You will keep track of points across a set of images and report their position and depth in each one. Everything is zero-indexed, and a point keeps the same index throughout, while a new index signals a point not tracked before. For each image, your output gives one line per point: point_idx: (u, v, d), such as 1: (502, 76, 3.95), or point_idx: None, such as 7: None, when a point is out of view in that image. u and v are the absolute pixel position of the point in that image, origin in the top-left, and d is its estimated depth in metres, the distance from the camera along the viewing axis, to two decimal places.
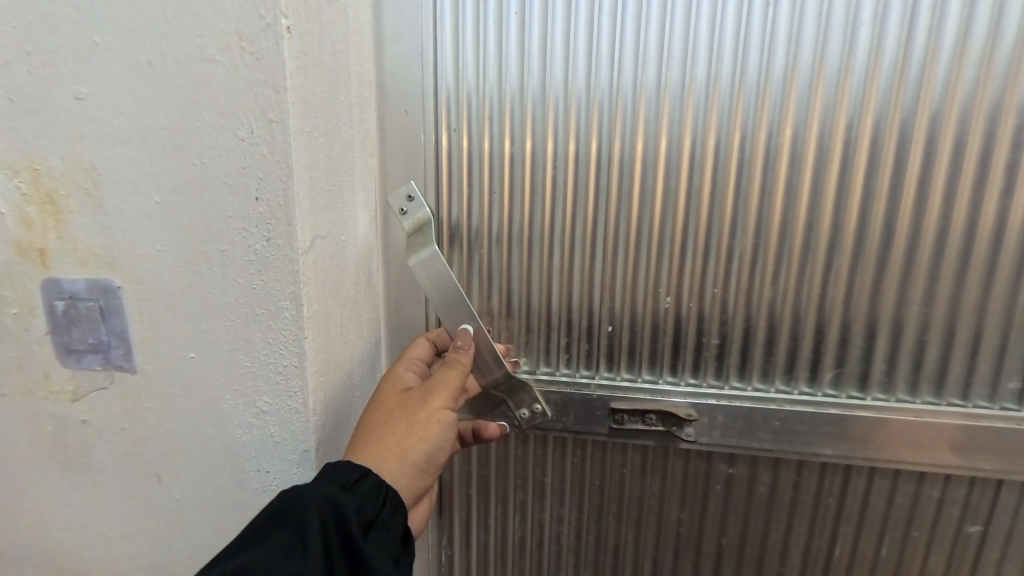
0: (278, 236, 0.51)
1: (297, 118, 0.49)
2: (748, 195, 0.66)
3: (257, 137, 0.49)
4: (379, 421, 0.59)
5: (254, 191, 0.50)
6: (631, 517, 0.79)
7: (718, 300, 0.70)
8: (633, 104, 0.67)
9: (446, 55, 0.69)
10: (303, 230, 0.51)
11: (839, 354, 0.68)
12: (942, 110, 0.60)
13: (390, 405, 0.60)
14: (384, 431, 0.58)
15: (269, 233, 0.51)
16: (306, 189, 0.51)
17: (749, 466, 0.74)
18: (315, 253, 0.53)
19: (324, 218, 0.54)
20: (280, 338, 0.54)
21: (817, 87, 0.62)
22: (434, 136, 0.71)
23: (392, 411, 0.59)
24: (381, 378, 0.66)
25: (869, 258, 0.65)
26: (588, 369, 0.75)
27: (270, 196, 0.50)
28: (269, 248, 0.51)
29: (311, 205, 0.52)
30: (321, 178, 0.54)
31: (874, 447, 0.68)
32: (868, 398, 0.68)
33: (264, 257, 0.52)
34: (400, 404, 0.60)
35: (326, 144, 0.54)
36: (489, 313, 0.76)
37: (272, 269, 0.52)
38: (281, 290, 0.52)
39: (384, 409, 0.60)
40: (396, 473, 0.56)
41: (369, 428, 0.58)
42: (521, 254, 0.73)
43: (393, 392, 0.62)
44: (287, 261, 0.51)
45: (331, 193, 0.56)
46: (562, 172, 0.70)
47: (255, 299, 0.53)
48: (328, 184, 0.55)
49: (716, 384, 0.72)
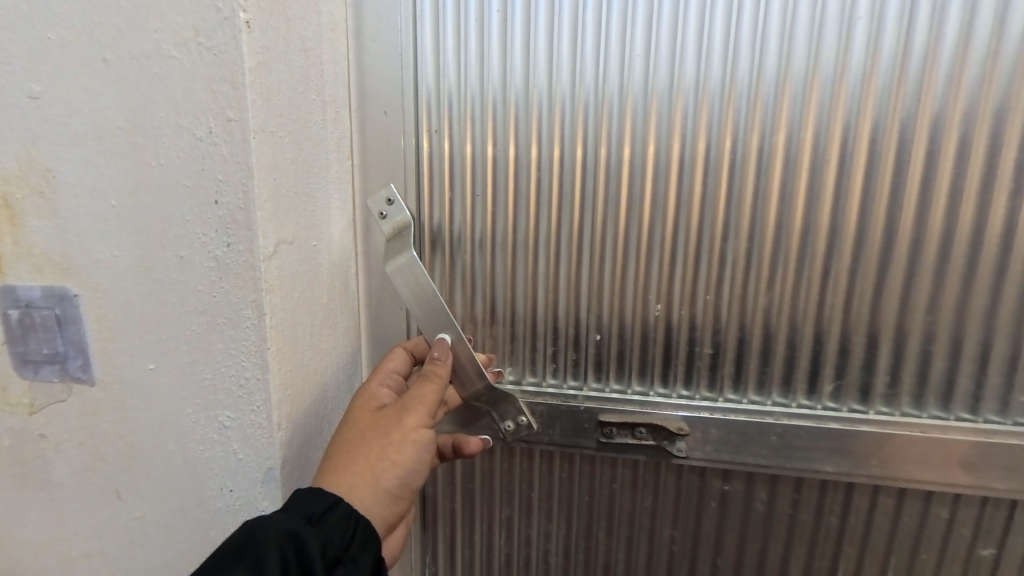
0: (239, 241, 0.48)
1: (258, 117, 0.46)
2: (741, 199, 0.63)
3: (216, 137, 0.46)
4: (351, 444, 0.55)
5: (214, 194, 0.47)
6: (621, 535, 0.75)
7: (711, 308, 0.66)
8: (620, 106, 0.64)
9: (426, 56, 0.66)
10: (264, 235, 0.48)
11: (840, 365, 0.64)
12: (945, 110, 0.57)
13: (362, 425, 0.57)
14: (356, 453, 0.54)
15: (230, 238, 0.48)
16: (269, 192, 0.48)
17: (745, 482, 0.70)
18: (279, 259, 0.50)
19: (291, 222, 0.52)
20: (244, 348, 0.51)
21: (812, 87, 0.59)
22: (415, 139, 0.68)
23: (364, 433, 0.56)
24: (355, 393, 0.62)
25: (869, 265, 0.61)
26: (576, 380, 0.72)
27: (230, 197, 0.47)
28: (229, 253, 0.49)
29: (275, 207, 0.49)
30: (287, 180, 0.51)
31: (876, 463, 0.64)
32: (870, 412, 0.64)
33: (224, 263, 0.49)
34: (372, 424, 0.57)
35: (294, 145, 0.52)
36: (473, 321, 0.73)
37: (233, 276, 0.49)
38: (243, 299, 0.49)
39: (356, 430, 0.57)
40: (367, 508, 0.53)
41: (340, 452, 0.55)
42: (505, 260, 0.70)
43: (367, 411, 0.59)
44: (249, 268, 0.49)
45: (299, 195, 0.53)
46: (547, 175, 0.67)
47: (216, 307, 0.50)
48: (296, 186, 0.52)
49: (710, 396, 0.68)
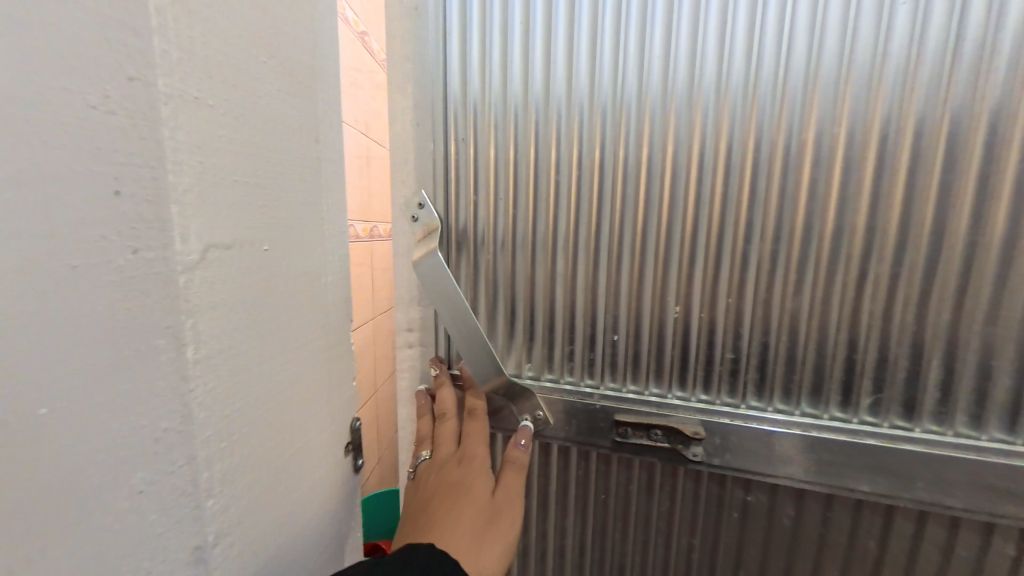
0: (150, 248, 0.35)
1: (174, 86, 0.35)
2: (766, 198, 0.61)
3: (109, 108, 0.32)
4: (485, 527, 0.60)
5: (110, 180, 0.32)
6: (637, 537, 0.75)
7: (732, 311, 0.64)
8: (638, 109, 0.65)
9: (454, 70, 0.72)
10: (190, 239, 0.37)
11: (879, 376, 0.59)
12: (1008, 97, 0.51)
13: (484, 512, 0.61)
14: (501, 530, 0.61)
15: (135, 241, 0.34)
16: (199, 185, 0.38)
17: (768, 494, 0.67)
18: (209, 270, 0.39)
19: (230, 223, 0.41)
20: (166, 392, 0.37)
21: (846, 80, 0.56)
22: (443, 147, 0.74)
23: (489, 519, 0.60)
24: (442, 488, 0.62)
25: (914, 269, 0.56)
26: (592, 378, 0.73)
27: (130, 186, 0.33)
28: (135, 262, 0.34)
29: (200, 200, 0.38)
30: (225, 167, 0.41)
31: (922, 486, 0.58)
32: (916, 430, 0.59)
33: (132, 275, 0.34)
34: (491, 509, 0.61)
35: (246, 123, 0.43)
36: (494, 318, 0.77)
37: (141, 293, 0.35)
38: (148, 324, 0.35)
39: (483, 515, 0.60)
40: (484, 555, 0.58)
41: (480, 537, 0.58)
42: (524, 260, 0.73)
43: (476, 499, 0.61)
44: (166, 283, 0.36)
45: (241, 188, 0.42)
46: (565, 178, 0.69)
47: (119, 338, 0.34)
48: (245, 175, 0.43)
49: (732, 402, 0.66)
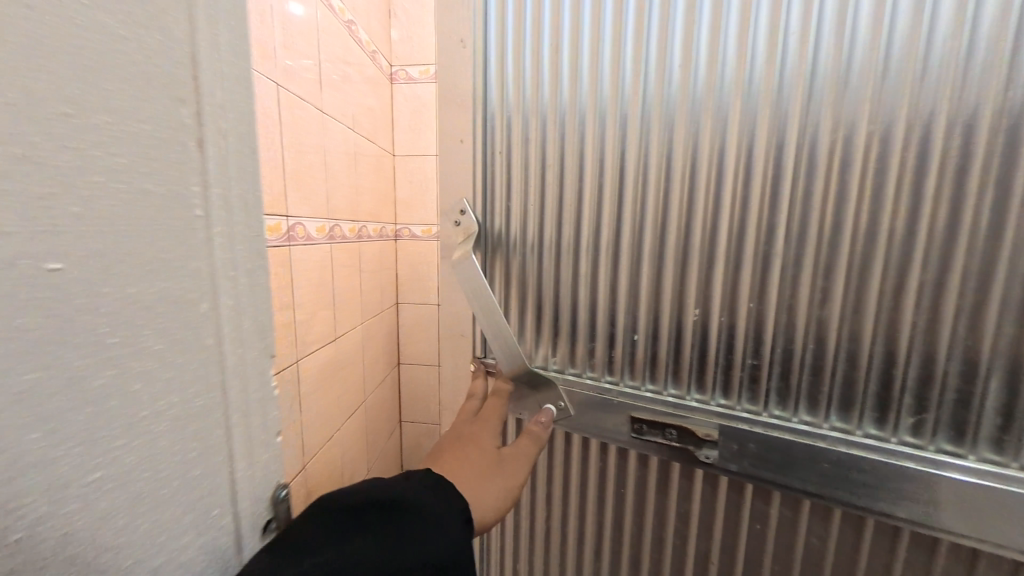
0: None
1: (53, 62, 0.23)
2: (789, 201, 0.59)
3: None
4: (481, 448, 0.64)
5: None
6: (654, 535, 0.76)
7: (753, 317, 0.63)
8: (658, 115, 0.66)
9: (489, 89, 0.79)
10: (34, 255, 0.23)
11: (922, 394, 0.54)
12: None
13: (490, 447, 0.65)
14: (504, 466, 0.64)
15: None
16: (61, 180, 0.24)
17: (793, 511, 0.65)
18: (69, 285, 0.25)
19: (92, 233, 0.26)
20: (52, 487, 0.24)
21: (878, 75, 0.53)
22: (479, 159, 0.82)
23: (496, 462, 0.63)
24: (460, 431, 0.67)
25: (965, 277, 0.51)
26: (611, 375, 0.76)
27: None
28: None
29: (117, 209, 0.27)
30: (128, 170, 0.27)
31: (976, 522, 0.52)
32: (969, 456, 0.53)
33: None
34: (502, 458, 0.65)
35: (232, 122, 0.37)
36: (522, 314, 0.83)
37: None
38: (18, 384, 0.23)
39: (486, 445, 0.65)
40: (488, 487, 0.59)
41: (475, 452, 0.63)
42: (549, 261, 0.79)
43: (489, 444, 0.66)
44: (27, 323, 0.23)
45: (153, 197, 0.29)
46: (587, 185, 0.73)
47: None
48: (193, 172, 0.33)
49: (752, 408, 0.65)
